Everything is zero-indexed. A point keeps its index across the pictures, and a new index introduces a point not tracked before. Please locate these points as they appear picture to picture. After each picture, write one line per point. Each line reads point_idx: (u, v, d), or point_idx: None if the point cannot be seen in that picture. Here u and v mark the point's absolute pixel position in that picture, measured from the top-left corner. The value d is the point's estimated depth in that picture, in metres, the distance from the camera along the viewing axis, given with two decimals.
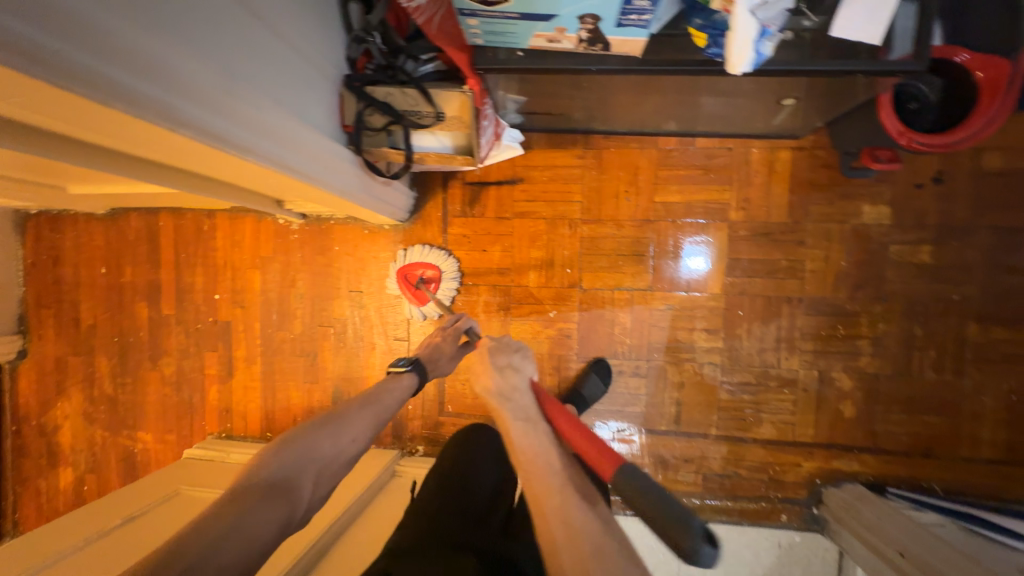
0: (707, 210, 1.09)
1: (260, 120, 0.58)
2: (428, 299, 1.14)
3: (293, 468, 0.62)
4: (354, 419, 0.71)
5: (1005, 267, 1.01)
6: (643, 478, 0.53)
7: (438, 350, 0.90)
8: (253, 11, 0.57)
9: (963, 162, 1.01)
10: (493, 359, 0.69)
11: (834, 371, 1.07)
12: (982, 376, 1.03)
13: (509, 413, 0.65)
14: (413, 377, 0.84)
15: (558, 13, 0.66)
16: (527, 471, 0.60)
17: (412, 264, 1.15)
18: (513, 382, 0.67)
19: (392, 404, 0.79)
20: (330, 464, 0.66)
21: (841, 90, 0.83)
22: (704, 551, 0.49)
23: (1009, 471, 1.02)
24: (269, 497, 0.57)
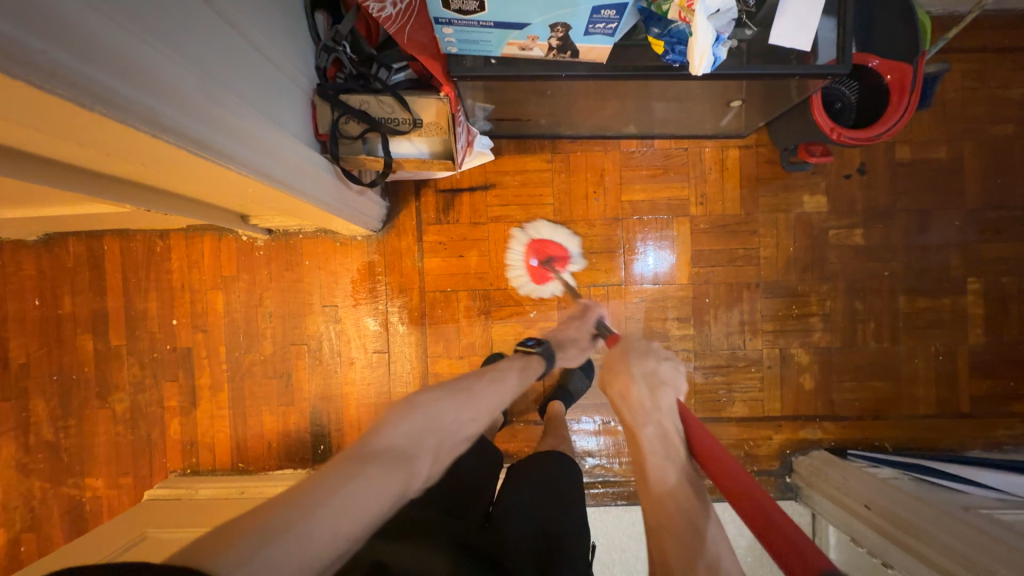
0: (669, 206, 1.15)
1: (238, 126, 0.58)
2: (551, 277, 1.14)
3: (422, 432, 0.68)
4: (474, 397, 0.79)
5: (923, 243, 1.13)
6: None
7: (564, 335, 1.03)
8: (226, 19, 0.58)
9: (880, 153, 1.12)
10: (637, 373, 0.80)
11: (793, 348, 1.15)
12: (914, 341, 1.14)
13: (649, 439, 0.72)
14: (540, 361, 0.95)
15: (530, 22, 0.67)
16: (655, 505, 0.67)
17: (539, 241, 1.15)
18: (657, 401, 0.75)
19: (509, 388, 0.86)
20: (450, 437, 0.72)
21: (776, 93, 0.91)
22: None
23: (943, 423, 1.13)
24: (400, 456, 0.61)
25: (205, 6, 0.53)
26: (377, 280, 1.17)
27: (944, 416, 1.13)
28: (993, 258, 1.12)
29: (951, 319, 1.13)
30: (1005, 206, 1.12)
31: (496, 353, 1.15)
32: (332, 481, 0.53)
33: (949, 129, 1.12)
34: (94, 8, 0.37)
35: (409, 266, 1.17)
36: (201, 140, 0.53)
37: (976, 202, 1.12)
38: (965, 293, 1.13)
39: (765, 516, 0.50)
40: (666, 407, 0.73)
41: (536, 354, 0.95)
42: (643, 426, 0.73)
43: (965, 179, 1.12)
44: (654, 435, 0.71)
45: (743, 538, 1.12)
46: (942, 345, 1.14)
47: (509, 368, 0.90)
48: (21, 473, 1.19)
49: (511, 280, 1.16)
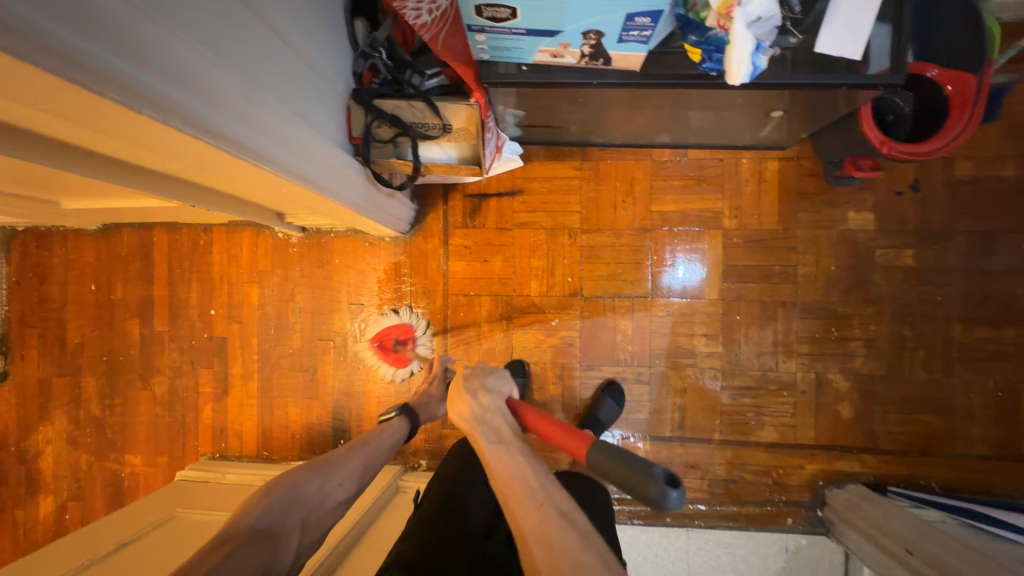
0: (700, 218, 1.11)
1: (276, 127, 0.60)
2: (407, 357, 1.18)
3: (283, 512, 0.68)
4: (340, 463, 0.78)
5: (985, 268, 1.04)
6: (608, 445, 0.59)
7: (426, 396, 1.01)
8: (267, 24, 0.60)
9: (937, 169, 1.04)
10: (467, 387, 0.75)
11: (831, 373, 1.08)
12: (970, 374, 1.04)
13: (483, 434, 0.68)
14: (402, 423, 0.93)
15: (562, 30, 0.66)
16: (503, 489, 0.62)
17: (382, 331, 1.18)
18: (485, 405, 0.72)
19: (384, 447, 0.86)
20: (318, 508, 0.72)
21: (822, 103, 0.86)
22: (669, 497, 0.53)
23: (1001, 467, 1.03)
24: (258, 541, 0.63)
25: (253, 15, 0.57)
26: (402, 281, 1.20)
27: (1003, 459, 1.03)
28: None
29: (1016, 351, 1.03)
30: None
31: (516, 360, 1.14)
32: None
33: (1020, 144, 1.03)
34: (150, 17, 0.40)
35: (434, 269, 1.19)
36: (242, 142, 0.56)
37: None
38: None
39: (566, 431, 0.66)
40: (496, 408, 0.72)
41: (395, 416, 0.94)
42: (477, 428, 0.69)
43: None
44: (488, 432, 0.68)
45: (768, 570, 1.06)
46: (1004, 380, 1.03)
47: (383, 431, 0.90)
48: (70, 445, 1.28)
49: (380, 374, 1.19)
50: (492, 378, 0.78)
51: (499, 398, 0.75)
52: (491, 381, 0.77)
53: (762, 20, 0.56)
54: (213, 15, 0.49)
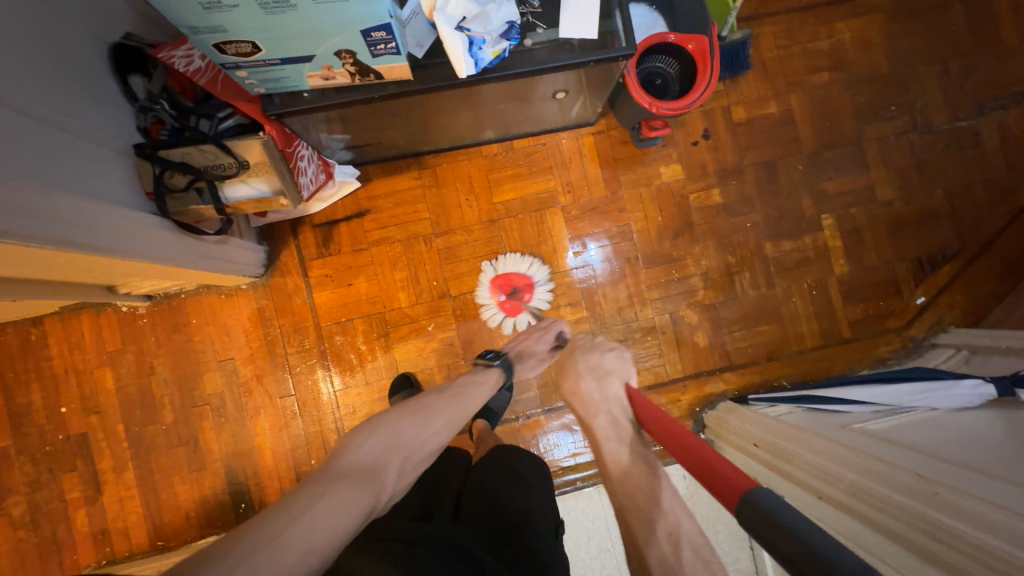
0: (539, 200, 1.20)
1: (41, 206, 0.61)
2: (522, 308, 1.17)
3: (384, 452, 0.68)
4: (434, 412, 0.78)
5: (775, 192, 1.22)
6: (776, 506, 0.42)
7: (524, 347, 1.00)
8: (15, 108, 0.60)
9: (719, 118, 1.21)
10: (587, 366, 0.78)
11: (681, 310, 1.20)
12: (788, 282, 1.21)
13: (601, 421, 0.72)
14: (499, 372, 0.94)
15: (314, 54, 0.71)
16: (616, 482, 0.65)
17: (504, 274, 1.18)
18: (607, 390, 0.75)
19: (475, 399, 0.86)
20: (416, 452, 0.73)
21: (596, 80, 0.97)
22: None
23: (830, 352, 1.20)
24: (366, 476, 0.63)
25: None
26: (269, 325, 1.17)
27: (829, 345, 1.20)
28: (839, 192, 1.22)
29: (817, 255, 1.22)
30: (837, 144, 1.23)
31: (404, 375, 1.15)
32: (294, 510, 0.53)
33: (774, 85, 1.22)
34: None
35: (300, 304, 1.17)
36: None
37: (812, 145, 1.23)
38: (822, 229, 1.22)
39: (702, 459, 0.53)
40: (615, 396, 0.74)
41: (494, 363, 0.95)
42: (596, 417, 0.73)
43: (798, 127, 1.23)
44: (607, 423, 0.71)
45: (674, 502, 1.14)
46: (814, 280, 1.21)
47: (474, 380, 0.90)
48: None
49: (487, 320, 1.18)
50: (611, 358, 0.80)
51: (617, 381, 0.76)
52: (609, 362, 0.80)
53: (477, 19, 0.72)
54: None
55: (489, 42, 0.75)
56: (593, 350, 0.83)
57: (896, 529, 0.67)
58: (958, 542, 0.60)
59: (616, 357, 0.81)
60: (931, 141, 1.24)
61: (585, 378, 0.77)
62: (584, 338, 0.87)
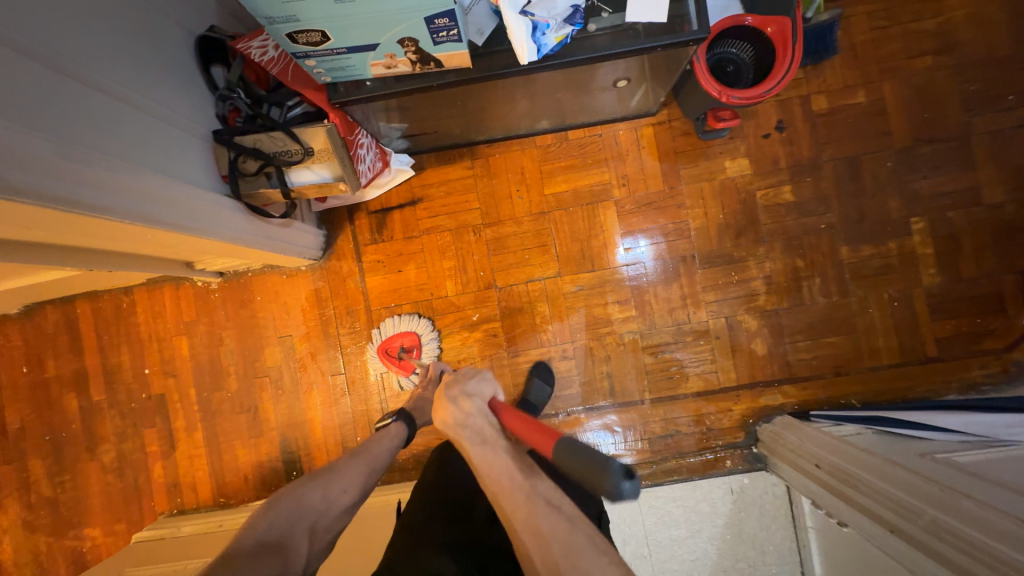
0: (592, 193, 1.16)
1: (136, 185, 0.67)
2: (413, 365, 1.17)
3: (287, 525, 0.68)
4: (341, 472, 0.77)
5: (856, 191, 1.10)
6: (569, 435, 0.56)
7: (423, 400, 0.98)
8: (112, 95, 0.66)
9: (796, 108, 1.11)
10: (446, 392, 0.70)
11: (739, 315, 1.13)
12: (865, 292, 1.10)
13: (468, 438, 0.66)
14: (401, 427, 0.90)
15: (378, 42, 0.72)
16: (490, 488, 0.62)
17: (385, 342, 1.18)
18: (467, 407, 0.68)
19: (383, 454, 0.84)
20: (324, 517, 0.71)
21: (661, 68, 0.92)
22: (625, 487, 0.49)
23: (910, 371, 1.08)
24: (266, 553, 0.63)
25: (82, 85, 0.61)
26: (324, 306, 1.23)
27: (910, 363, 1.08)
28: (935, 193, 1.09)
29: (902, 262, 1.09)
30: (936, 139, 1.09)
31: None
32: None
33: (864, 72, 1.10)
34: None
35: (352, 287, 1.22)
36: (84, 201, 0.59)
37: (906, 139, 1.09)
38: (911, 234, 1.09)
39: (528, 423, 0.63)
40: (478, 409, 0.68)
41: (394, 421, 0.91)
42: (462, 435, 0.67)
43: (889, 119, 1.10)
44: (472, 435, 0.66)
45: (719, 516, 1.08)
46: (897, 290, 1.09)
47: (382, 437, 0.88)
48: (27, 530, 1.27)
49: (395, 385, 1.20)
50: (469, 373, 0.74)
51: (480, 394, 0.71)
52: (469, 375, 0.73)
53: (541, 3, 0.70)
54: (29, 91, 0.53)
55: (552, 27, 0.72)
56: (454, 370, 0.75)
57: (976, 575, 0.59)
58: None
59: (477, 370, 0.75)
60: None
61: (444, 401, 0.70)
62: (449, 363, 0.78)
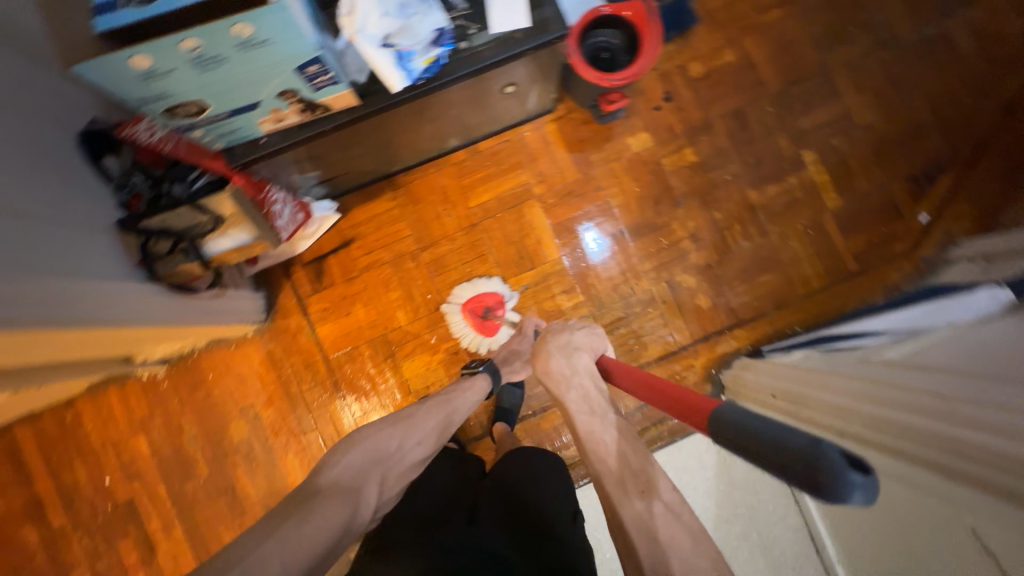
0: (514, 196, 1.21)
1: (40, 293, 0.65)
2: (499, 324, 1.18)
3: (369, 464, 0.70)
4: (419, 421, 0.78)
5: (748, 140, 1.19)
6: (754, 419, 0.47)
7: (508, 351, 0.99)
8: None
9: (676, 78, 1.20)
10: (557, 341, 0.80)
11: (677, 275, 1.19)
12: (781, 227, 1.18)
13: (574, 401, 0.73)
14: (486, 379, 0.92)
15: (259, 99, 0.74)
16: (595, 457, 0.67)
17: (474, 297, 1.19)
18: (574, 364, 0.77)
19: (461, 407, 0.85)
20: (398, 464, 0.73)
21: (541, 69, 0.99)
22: (849, 479, 0.38)
23: (839, 289, 1.16)
24: (345, 491, 0.65)
25: None
26: (281, 367, 1.21)
27: (838, 281, 1.16)
28: (816, 126, 1.19)
29: (805, 193, 1.18)
30: (803, 79, 1.20)
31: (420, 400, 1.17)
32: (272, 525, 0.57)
33: (726, 33, 1.20)
34: None
35: (305, 342, 1.21)
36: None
37: (778, 85, 1.20)
38: (806, 167, 1.19)
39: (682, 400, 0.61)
40: (584, 370, 0.76)
41: (479, 373, 0.92)
42: (567, 392, 0.74)
43: (760, 69, 1.20)
44: (578, 396, 0.72)
45: (708, 469, 1.11)
46: (808, 219, 1.18)
47: (466, 386, 0.89)
48: None
49: (468, 347, 1.19)
50: (581, 335, 0.82)
51: (586, 355, 0.79)
52: (579, 338, 0.82)
53: (402, 33, 0.76)
54: None
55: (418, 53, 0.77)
56: (563, 330, 0.84)
57: (935, 458, 0.65)
58: (987, 457, 0.59)
59: (588, 335, 0.83)
60: (900, 54, 1.20)
61: (552, 354, 0.79)
62: (557, 322, 0.89)
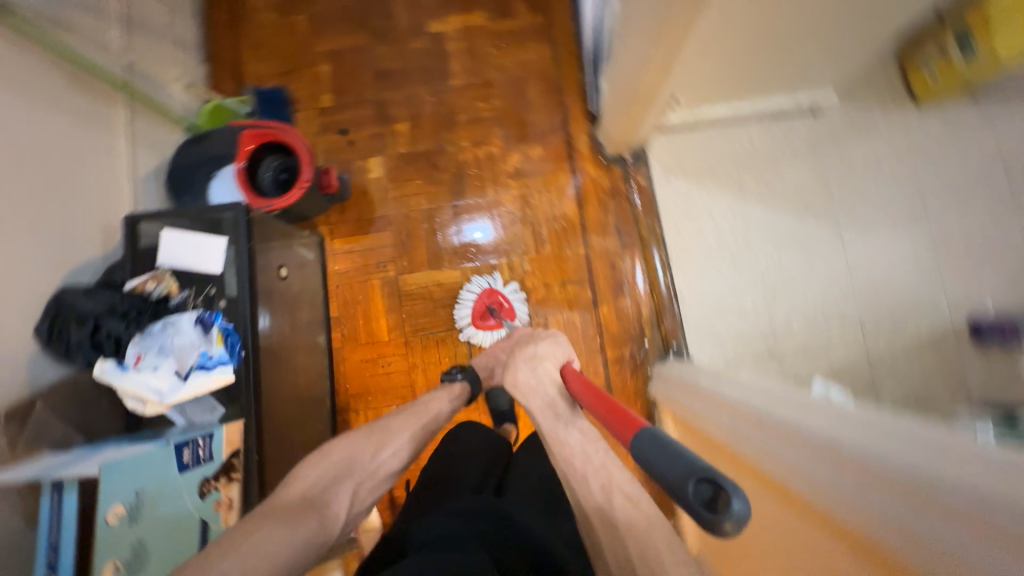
0: (389, 293, 1.20)
1: None
2: (511, 306, 1.15)
3: (330, 480, 0.62)
4: (396, 432, 0.73)
5: (404, 68, 1.24)
6: (665, 441, 0.49)
7: (492, 359, 0.97)
8: None
9: (327, 116, 1.23)
10: (524, 354, 0.89)
11: (508, 165, 1.21)
12: (492, 62, 1.23)
13: (540, 414, 0.78)
14: (463, 381, 0.90)
15: (198, 517, 0.74)
16: (557, 454, 0.70)
17: (473, 313, 1.15)
18: (539, 376, 0.83)
19: (439, 412, 0.81)
20: (371, 476, 0.66)
21: (280, 236, 1.00)
22: (717, 511, 0.40)
23: (561, 30, 1.23)
24: (308, 507, 0.56)
25: None
26: None
27: (553, 28, 1.24)
28: (409, 8, 1.26)
29: (468, 32, 1.24)
30: (364, 5, 1.26)
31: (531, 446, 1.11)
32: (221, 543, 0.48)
33: (300, 59, 1.24)
34: None
35: None
36: None
37: (362, 28, 1.25)
38: (444, 26, 1.25)
39: (615, 406, 0.63)
40: (547, 383, 0.82)
41: (457, 377, 0.90)
42: (533, 403, 0.80)
43: (343, 34, 1.25)
44: (542, 405, 0.78)
45: (691, 187, 1.15)
46: (491, 36, 1.24)
47: (442, 394, 0.85)
48: None
49: None
50: (545, 345, 0.89)
51: (550, 365, 0.86)
52: (544, 348, 0.89)
53: (183, 359, 0.77)
54: None
55: (209, 347, 0.78)
56: (529, 342, 0.92)
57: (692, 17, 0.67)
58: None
59: (552, 345, 0.91)
60: None
61: (520, 369, 0.86)
62: (525, 334, 0.97)
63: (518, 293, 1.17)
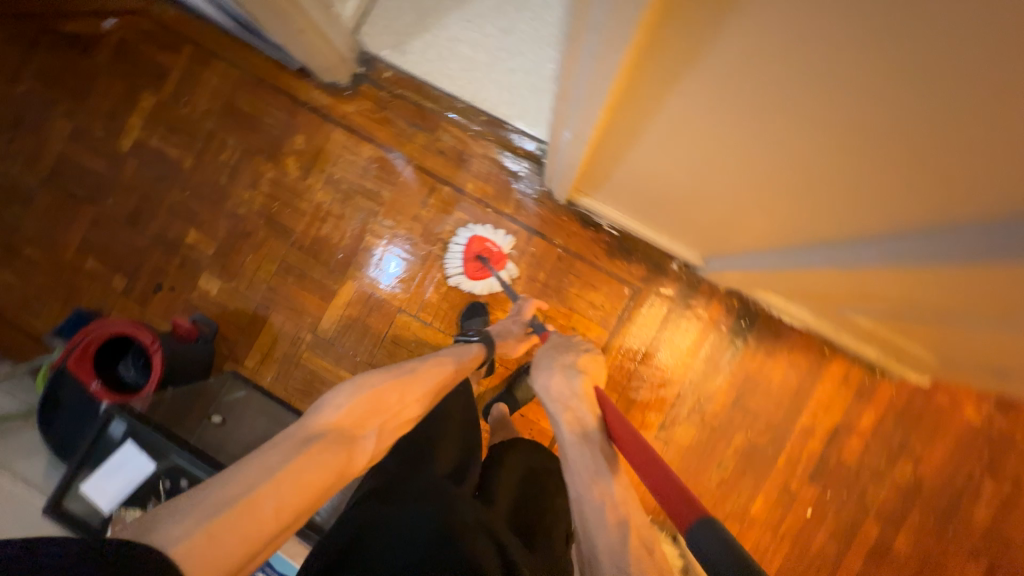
0: (323, 351, 1.16)
1: None
2: (500, 253, 1.13)
3: (360, 417, 0.63)
4: (421, 373, 0.75)
5: (144, 194, 1.16)
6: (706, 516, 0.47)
7: (502, 326, 0.99)
8: None
9: (133, 290, 1.16)
10: (557, 359, 0.85)
11: (293, 173, 1.16)
12: (196, 118, 1.16)
13: (566, 429, 0.73)
14: (479, 345, 0.92)
15: None
16: (575, 475, 0.65)
17: (466, 267, 1.13)
18: (569, 389, 0.78)
19: (448, 359, 0.82)
20: (397, 416, 0.69)
21: (183, 402, 0.97)
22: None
23: (215, 39, 1.16)
24: (336, 443, 0.58)
25: None
26: None
27: (208, 44, 1.16)
28: (93, 150, 1.17)
29: (155, 118, 1.16)
30: (60, 186, 1.17)
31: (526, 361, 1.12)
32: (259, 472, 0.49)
33: (65, 274, 1.16)
34: None
35: None
36: None
37: (78, 203, 1.16)
38: (133, 133, 1.16)
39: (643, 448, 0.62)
40: (580, 397, 0.77)
41: (477, 342, 0.92)
42: (562, 416, 0.76)
43: (72, 223, 1.16)
44: (570, 420, 0.74)
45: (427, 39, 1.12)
46: (174, 102, 1.16)
47: (455, 351, 0.87)
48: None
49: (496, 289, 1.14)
50: (580, 359, 0.85)
51: (578, 377, 0.80)
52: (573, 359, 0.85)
53: None
54: None
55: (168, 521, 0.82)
56: (563, 351, 0.88)
57: None
58: None
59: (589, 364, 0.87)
60: None
61: (548, 378, 0.83)
62: (557, 339, 0.94)
63: (505, 234, 1.13)
